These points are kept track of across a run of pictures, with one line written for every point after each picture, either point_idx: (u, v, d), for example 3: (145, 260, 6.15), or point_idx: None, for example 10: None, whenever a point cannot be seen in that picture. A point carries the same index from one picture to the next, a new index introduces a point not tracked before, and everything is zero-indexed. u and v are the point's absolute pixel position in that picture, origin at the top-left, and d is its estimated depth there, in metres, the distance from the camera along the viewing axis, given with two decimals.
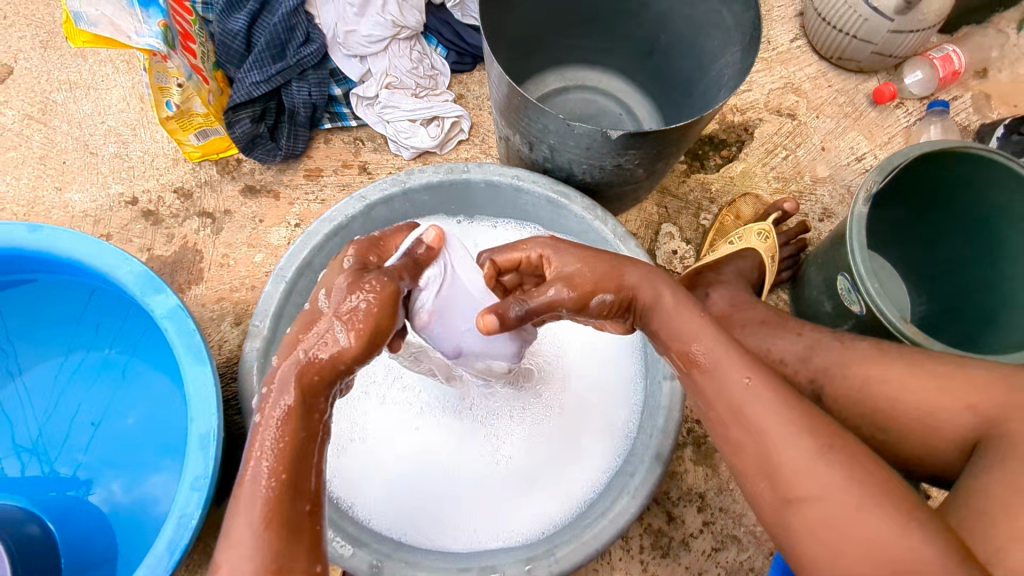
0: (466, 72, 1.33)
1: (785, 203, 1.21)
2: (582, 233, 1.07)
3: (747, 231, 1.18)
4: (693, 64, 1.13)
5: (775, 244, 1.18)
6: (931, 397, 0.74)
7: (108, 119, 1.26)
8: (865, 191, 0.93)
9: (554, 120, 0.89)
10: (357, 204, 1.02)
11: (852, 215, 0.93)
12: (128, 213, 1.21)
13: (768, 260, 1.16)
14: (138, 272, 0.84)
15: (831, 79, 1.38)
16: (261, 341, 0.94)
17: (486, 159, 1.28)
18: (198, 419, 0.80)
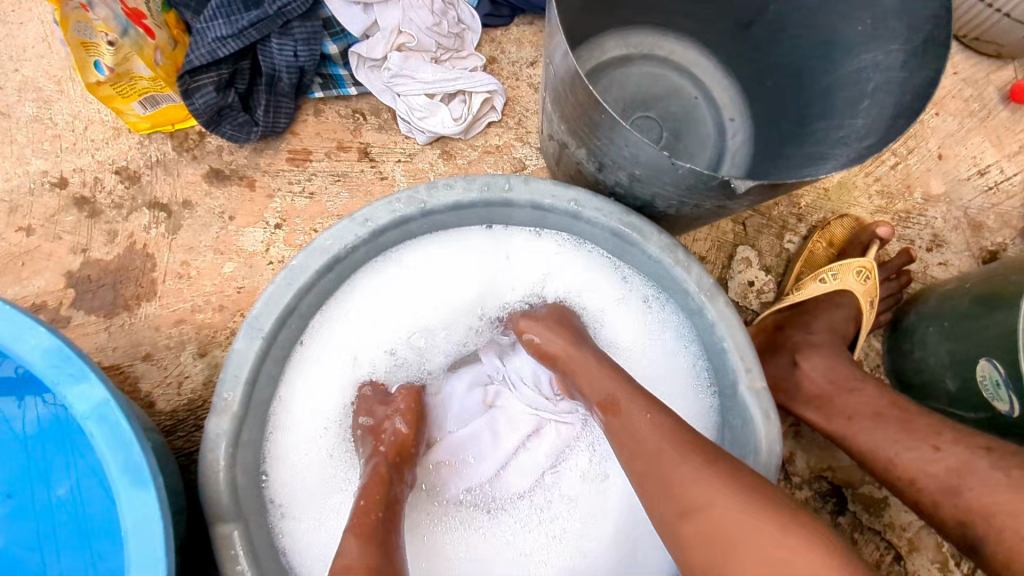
0: (501, 28, 1.01)
1: (880, 227, 0.97)
2: (654, 274, 0.82)
3: (842, 266, 0.92)
4: (814, 51, 0.84)
5: (875, 284, 0.92)
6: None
7: (23, 67, 0.94)
8: None
9: (649, 150, 0.62)
10: (359, 228, 0.75)
11: None
12: (55, 199, 0.93)
13: (865, 307, 0.92)
14: (48, 348, 0.59)
15: (958, 64, 1.10)
16: (229, 420, 0.70)
17: (523, 149, 1.00)
18: (137, 569, 0.57)
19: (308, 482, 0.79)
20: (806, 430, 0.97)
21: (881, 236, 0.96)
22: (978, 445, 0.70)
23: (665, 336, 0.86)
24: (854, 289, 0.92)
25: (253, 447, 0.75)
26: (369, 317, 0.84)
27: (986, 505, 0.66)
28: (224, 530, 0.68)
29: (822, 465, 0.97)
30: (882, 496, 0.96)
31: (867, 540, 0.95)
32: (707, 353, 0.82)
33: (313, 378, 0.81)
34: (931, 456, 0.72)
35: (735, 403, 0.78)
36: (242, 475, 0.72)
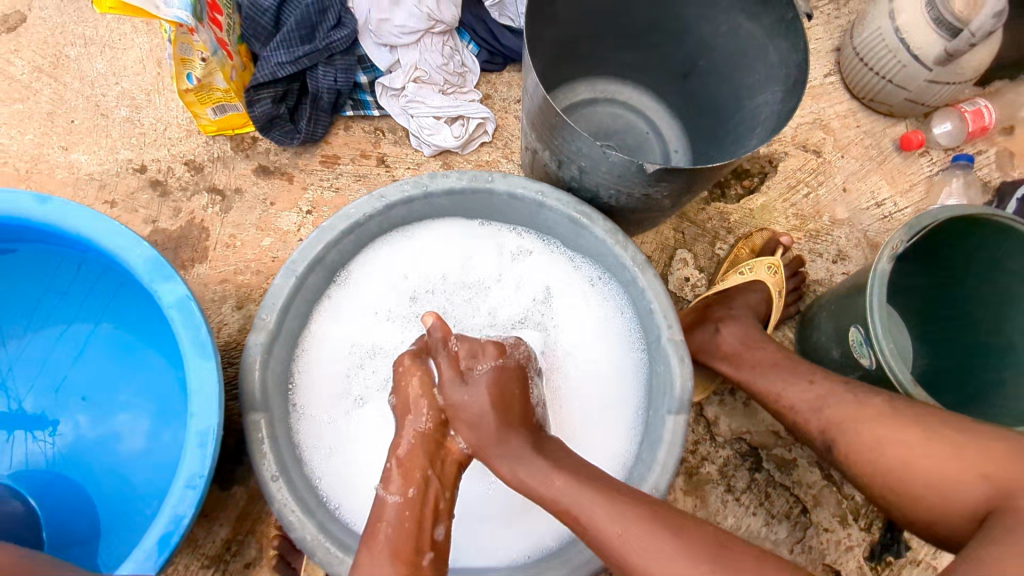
0: (495, 72, 1.29)
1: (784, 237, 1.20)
2: (600, 255, 1.06)
3: (756, 262, 1.15)
4: (730, 95, 1.11)
5: (781, 278, 1.15)
6: (941, 464, 0.75)
7: (122, 81, 1.22)
8: (890, 248, 0.92)
9: (589, 145, 0.87)
10: (375, 203, 0.99)
11: (875, 269, 0.93)
12: (135, 181, 1.18)
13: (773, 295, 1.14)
14: (149, 257, 0.81)
15: (860, 119, 1.37)
16: (265, 336, 0.92)
17: (507, 164, 1.26)
18: (198, 415, 0.77)
19: (318, 398, 1.00)
20: (729, 399, 1.18)
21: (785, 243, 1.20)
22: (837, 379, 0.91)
23: (609, 307, 1.08)
24: (766, 280, 1.14)
25: (281, 364, 0.97)
26: (375, 278, 1.07)
27: (839, 417, 0.86)
28: (254, 417, 0.89)
29: (742, 429, 1.17)
30: (790, 457, 1.16)
31: (779, 493, 1.14)
32: (640, 317, 1.04)
33: (332, 319, 1.04)
34: (806, 386, 0.93)
35: (659, 353, 1.00)
36: (271, 381, 0.93)
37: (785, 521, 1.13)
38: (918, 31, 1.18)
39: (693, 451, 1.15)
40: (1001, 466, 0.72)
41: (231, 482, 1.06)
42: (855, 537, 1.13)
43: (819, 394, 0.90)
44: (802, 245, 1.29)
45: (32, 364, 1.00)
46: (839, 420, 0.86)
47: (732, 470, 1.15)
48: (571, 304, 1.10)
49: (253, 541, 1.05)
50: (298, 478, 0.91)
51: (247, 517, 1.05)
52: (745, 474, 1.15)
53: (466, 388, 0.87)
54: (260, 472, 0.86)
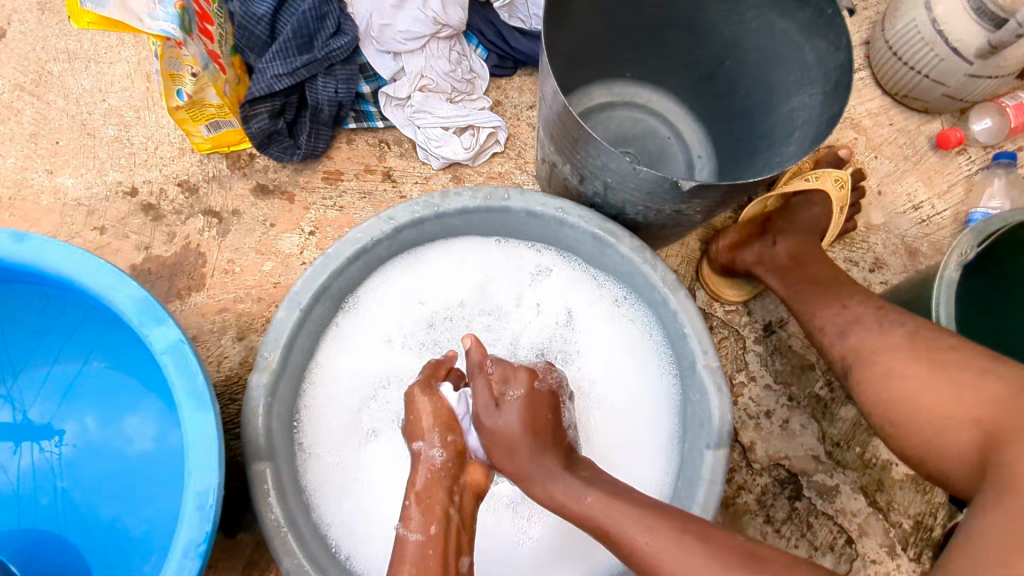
0: (506, 77, 1.22)
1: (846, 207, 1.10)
2: (626, 274, 0.98)
3: (824, 171, 1.04)
4: (760, 98, 1.03)
5: (848, 195, 1.05)
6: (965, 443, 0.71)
7: (109, 97, 1.14)
8: (959, 253, 0.88)
9: (617, 159, 0.80)
10: (383, 225, 0.92)
11: (941, 275, 0.88)
12: (126, 205, 1.10)
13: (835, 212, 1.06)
14: (137, 298, 0.74)
15: (893, 116, 1.29)
16: (268, 375, 0.85)
17: (521, 176, 1.18)
18: (196, 474, 0.71)
19: (327, 435, 0.93)
20: (766, 422, 1.11)
21: (843, 157, 1.12)
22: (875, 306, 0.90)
23: (637, 329, 1.01)
24: (830, 193, 1.05)
25: (286, 403, 0.90)
26: (389, 301, 1.01)
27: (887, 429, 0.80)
28: (258, 467, 0.82)
29: (780, 454, 1.10)
30: (833, 484, 1.09)
31: (821, 524, 1.07)
32: (671, 341, 0.97)
33: (341, 349, 0.97)
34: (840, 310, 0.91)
35: (694, 380, 0.93)
36: (276, 424, 0.86)
37: (830, 553, 1.06)
38: (958, 21, 1.10)
39: (729, 480, 1.08)
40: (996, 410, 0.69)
41: (236, 528, 1.00)
42: (904, 568, 1.06)
43: (852, 316, 0.89)
44: (838, 253, 1.20)
45: (17, 410, 0.92)
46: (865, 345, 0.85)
47: (771, 499, 1.08)
48: (596, 326, 1.02)
49: None
50: (307, 529, 0.85)
51: (256, 565, 0.99)
52: (785, 503, 1.08)
53: (499, 414, 0.78)
54: (267, 526, 0.80)
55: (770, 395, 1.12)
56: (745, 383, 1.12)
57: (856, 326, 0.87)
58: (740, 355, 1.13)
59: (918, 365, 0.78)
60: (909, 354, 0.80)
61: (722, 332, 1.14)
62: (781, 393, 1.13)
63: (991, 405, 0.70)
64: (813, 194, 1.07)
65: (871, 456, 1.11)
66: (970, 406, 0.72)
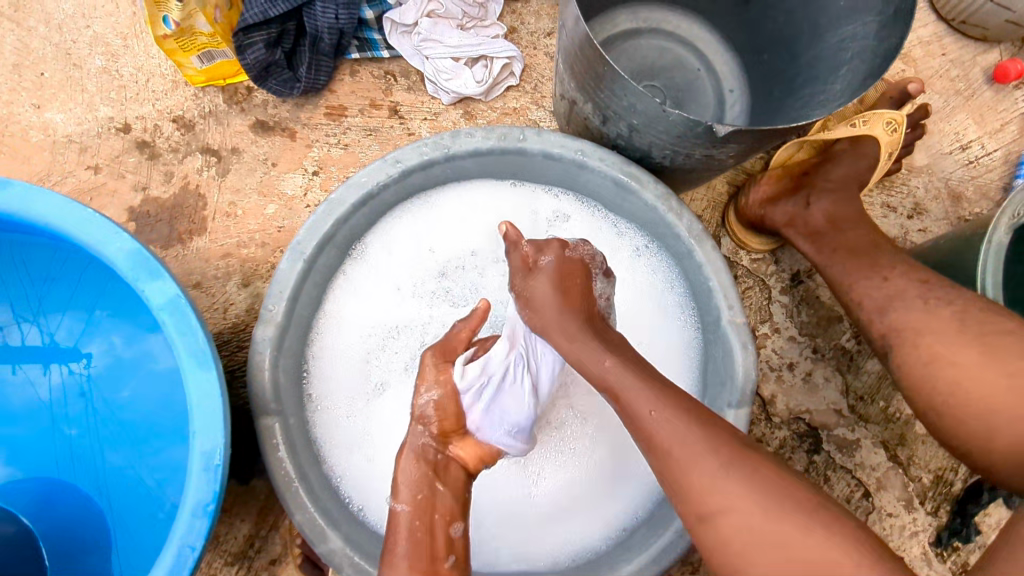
0: (522, 0, 1.11)
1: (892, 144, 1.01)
2: (649, 222, 0.92)
3: (876, 114, 0.96)
4: (804, 26, 0.93)
5: (899, 138, 0.97)
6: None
7: (94, 23, 1.06)
8: (1011, 214, 0.80)
9: (645, 100, 0.72)
10: (390, 169, 0.86)
11: (989, 242, 0.80)
12: (119, 142, 1.04)
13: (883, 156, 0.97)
14: (131, 251, 0.70)
15: (947, 45, 1.18)
16: (273, 329, 0.81)
17: (538, 112, 1.10)
18: (200, 434, 0.68)
19: (336, 386, 0.91)
20: (788, 375, 1.07)
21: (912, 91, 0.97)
22: (920, 279, 0.81)
23: (657, 280, 0.96)
24: (881, 138, 0.96)
25: (293, 355, 0.87)
26: (396, 248, 0.96)
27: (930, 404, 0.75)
28: (267, 422, 0.80)
29: (801, 408, 1.07)
30: (853, 438, 1.06)
31: (839, 477, 1.05)
32: (695, 293, 0.92)
33: (348, 300, 0.93)
34: (879, 284, 0.83)
35: (717, 335, 0.88)
36: (283, 378, 0.84)
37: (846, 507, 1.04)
38: None
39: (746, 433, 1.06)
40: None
41: (250, 475, 1.00)
42: (921, 522, 1.04)
43: (892, 291, 0.81)
44: (875, 198, 1.12)
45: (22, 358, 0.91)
46: (902, 322, 0.78)
47: (789, 452, 1.05)
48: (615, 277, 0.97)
49: (276, 536, 0.99)
50: (318, 482, 0.83)
51: (270, 512, 1.00)
52: (803, 456, 1.05)
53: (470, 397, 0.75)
54: (277, 480, 0.78)
55: (794, 347, 1.08)
56: (768, 335, 1.08)
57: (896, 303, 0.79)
58: (764, 305, 1.08)
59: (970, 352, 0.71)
60: (958, 335, 0.73)
61: (747, 282, 1.09)
62: (805, 345, 1.08)
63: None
64: (858, 138, 0.97)
65: (894, 411, 1.07)
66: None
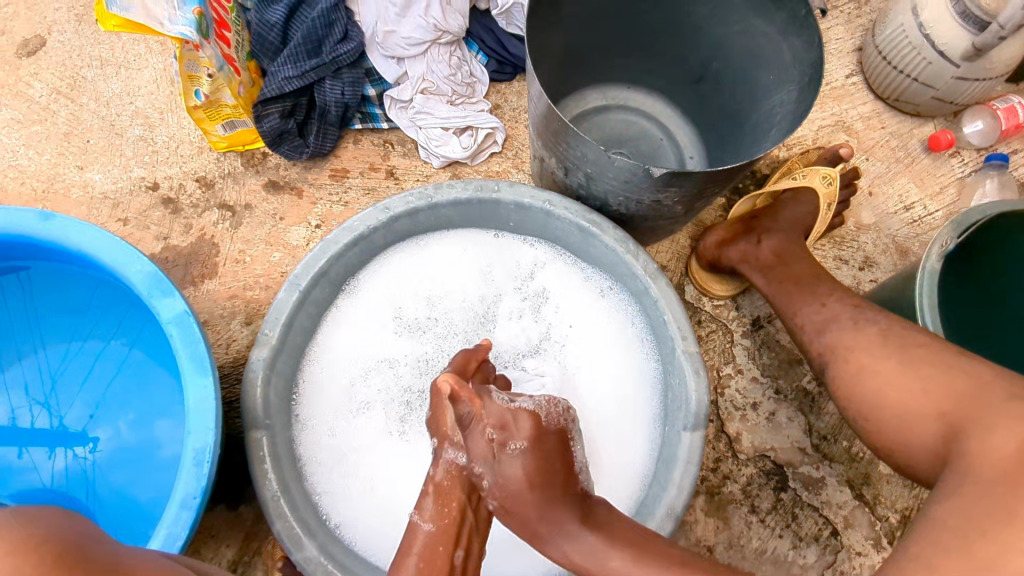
0: (505, 82, 1.28)
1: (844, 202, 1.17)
2: (611, 264, 1.02)
3: (811, 170, 1.11)
4: (744, 98, 1.07)
5: (837, 191, 1.10)
6: (929, 433, 0.71)
7: (136, 100, 1.24)
8: (939, 245, 0.89)
9: (593, 149, 0.85)
10: (380, 215, 0.98)
11: (924, 268, 0.89)
12: (148, 199, 1.19)
13: (823, 207, 1.11)
14: (148, 272, 0.81)
15: (886, 120, 1.32)
16: (267, 351, 0.90)
17: (517, 175, 1.24)
18: (195, 432, 0.76)
19: (323, 407, 0.99)
20: (751, 414, 1.13)
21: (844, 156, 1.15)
22: (853, 303, 0.91)
23: (620, 317, 1.05)
24: (818, 190, 1.11)
25: (284, 378, 0.95)
26: (388, 284, 1.06)
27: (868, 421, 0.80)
28: (256, 434, 0.87)
29: (766, 446, 1.12)
30: (818, 476, 1.10)
31: (807, 515, 1.08)
32: (653, 329, 1.00)
33: (339, 329, 1.03)
34: (819, 309, 0.92)
35: (674, 365, 0.95)
36: (274, 397, 0.92)
37: (815, 545, 1.07)
38: (943, 26, 1.12)
39: (715, 469, 1.10)
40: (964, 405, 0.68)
41: (238, 501, 1.05)
42: None
43: (829, 315, 0.90)
44: (828, 252, 1.23)
45: (46, 381, 1.01)
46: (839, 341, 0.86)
47: (756, 489, 1.09)
48: (583, 315, 1.06)
49: (259, 562, 1.03)
50: (298, 493, 0.89)
51: (254, 539, 1.04)
52: (770, 494, 1.09)
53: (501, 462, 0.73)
54: (261, 491, 0.84)
55: (757, 387, 1.14)
56: (732, 375, 1.15)
57: (831, 325, 0.88)
58: (727, 348, 1.16)
59: (888, 363, 0.78)
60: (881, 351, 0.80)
61: (710, 326, 1.17)
62: (768, 385, 1.15)
63: (954, 393, 0.70)
64: (800, 190, 1.12)
65: (858, 450, 1.12)
66: (935, 399, 0.71)
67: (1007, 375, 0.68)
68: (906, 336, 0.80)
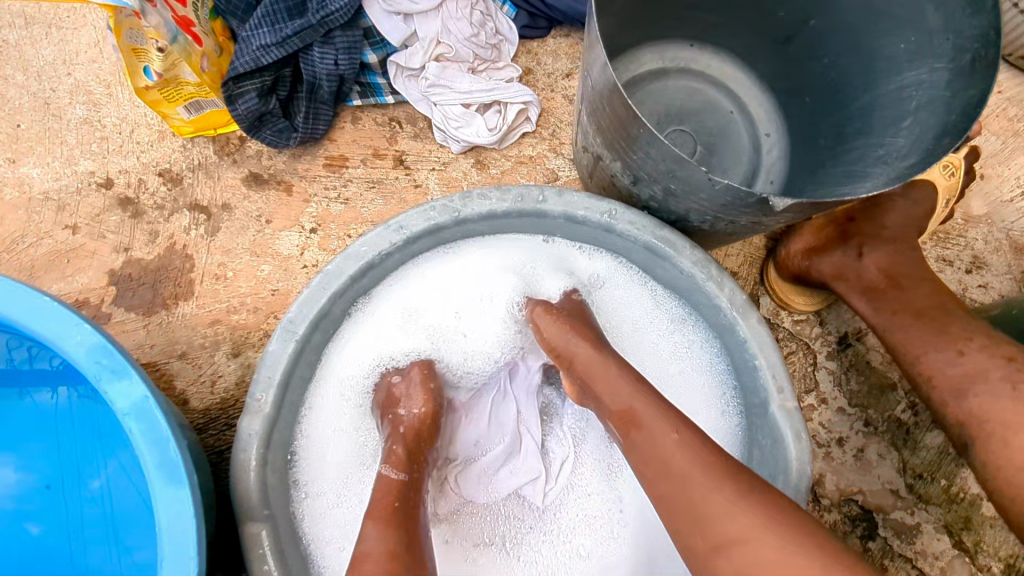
0: (538, 39, 1.03)
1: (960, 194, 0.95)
2: (684, 289, 0.82)
3: None
4: (855, 70, 0.83)
5: (958, 183, 0.91)
6: None
7: (75, 71, 0.98)
8: None
9: (685, 165, 0.62)
10: (394, 235, 0.76)
11: None
12: (100, 199, 0.96)
13: (942, 203, 0.90)
14: (93, 344, 0.61)
15: (1003, 82, 1.07)
16: (262, 420, 0.71)
17: (556, 160, 1.00)
18: (168, 564, 0.58)
19: (330, 467, 0.80)
20: (837, 451, 0.96)
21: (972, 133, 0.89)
22: (1003, 355, 0.71)
23: (693, 353, 0.86)
24: (939, 181, 0.90)
25: (283, 444, 0.76)
26: (411, 304, 0.85)
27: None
28: (253, 529, 0.69)
29: (853, 488, 0.95)
30: (913, 522, 0.94)
31: (898, 567, 0.93)
32: (737, 370, 0.82)
33: (350, 368, 0.82)
34: (954, 360, 0.73)
35: (766, 421, 0.77)
36: (272, 475, 0.73)
37: None
38: None
39: None
40: None
41: None
42: None
43: (973, 368, 0.71)
44: (930, 251, 1.02)
45: None
46: None
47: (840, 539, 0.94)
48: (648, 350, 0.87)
49: None
50: None
51: None
52: (856, 544, 0.93)
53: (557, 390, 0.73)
54: None
55: (844, 419, 0.97)
56: (814, 406, 0.97)
57: (977, 385, 0.70)
58: (809, 372, 0.97)
59: None
60: None
61: (790, 346, 0.98)
62: (855, 416, 0.97)
63: None
64: (915, 183, 0.89)
65: (958, 490, 0.95)
66: None
67: None
68: None
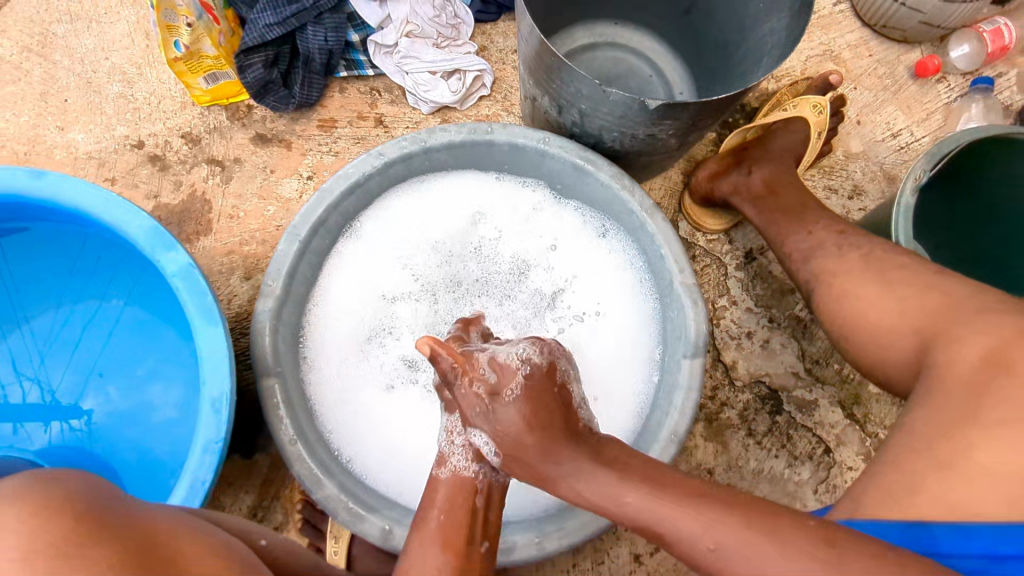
0: (490, 22, 1.26)
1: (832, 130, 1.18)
2: (606, 200, 1.03)
3: (801, 99, 1.11)
4: (732, 29, 1.07)
5: (825, 120, 1.12)
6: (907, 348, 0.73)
7: (112, 55, 1.20)
8: (914, 178, 0.90)
9: (588, 85, 0.85)
10: (375, 160, 0.97)
11: (899, 204, 0.90)
12: (133, 157, 1.16)
13: (813, 135, 1.12)
14: (148, 227, 0.81)
15: (873, 47, 1.31)
16: (272, 301, 0.91)
17: (508, 117, 1.23)
18: (210, 380, 0.78)
19: (329, 350, 1.01)
20: (747, 343, 1.17)
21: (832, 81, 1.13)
22: (838, 230, 0.93)
23: (619, 256, 1.06)
24: (809, 118, 1.11)
25: (289, 327, 0.96)
26: (392, 225, 1.07)
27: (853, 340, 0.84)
28: (267, 382, 0.88)
29: (761, 372, 1.16)
30: (811, 398, 1.15)
31: (801, 435, 1.13)
32: (651, 264, 1.02)
33: (343, 275, 1.04)
34: (806, 238, 0.94)
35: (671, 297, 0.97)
36: (282, 345, 0.93)
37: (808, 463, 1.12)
38: None
39: (712, 397, 1.14)
40: (936, 319, 0.70)
41: (252, 449, 1.08)
42: None
43: (815, 242, 0.92)
44: (817, 182, 1.24)
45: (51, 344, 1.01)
46: (825, 267, 0.88)
47: (752, 414, 1.14)
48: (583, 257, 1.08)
49: (278, 505, 1.07)
50: (311, 433, 0.91)
51: (270, 484, 1.07)
52: (766, 417, 1.14)
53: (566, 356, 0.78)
54: (278, 435, 0.85)
55: (752, 317, 1.18)
56: (726, 307, 1.18)
57: (817, 252, 0.90)
58: (722, 280, 1.19)
59: (868, 287, 0.80)
60: (860, 272, 0.82)
61: (705, 260, 1.19)
62: (761, 315, 1.18)
63: (923, 309, 0.72)
64: (791, 120, 1.12)
65: (848, 372, 1.16)
66: (909, 316, 0.73)
67: (983, 289, 0.71)
68: (888, 261, 0.81)
